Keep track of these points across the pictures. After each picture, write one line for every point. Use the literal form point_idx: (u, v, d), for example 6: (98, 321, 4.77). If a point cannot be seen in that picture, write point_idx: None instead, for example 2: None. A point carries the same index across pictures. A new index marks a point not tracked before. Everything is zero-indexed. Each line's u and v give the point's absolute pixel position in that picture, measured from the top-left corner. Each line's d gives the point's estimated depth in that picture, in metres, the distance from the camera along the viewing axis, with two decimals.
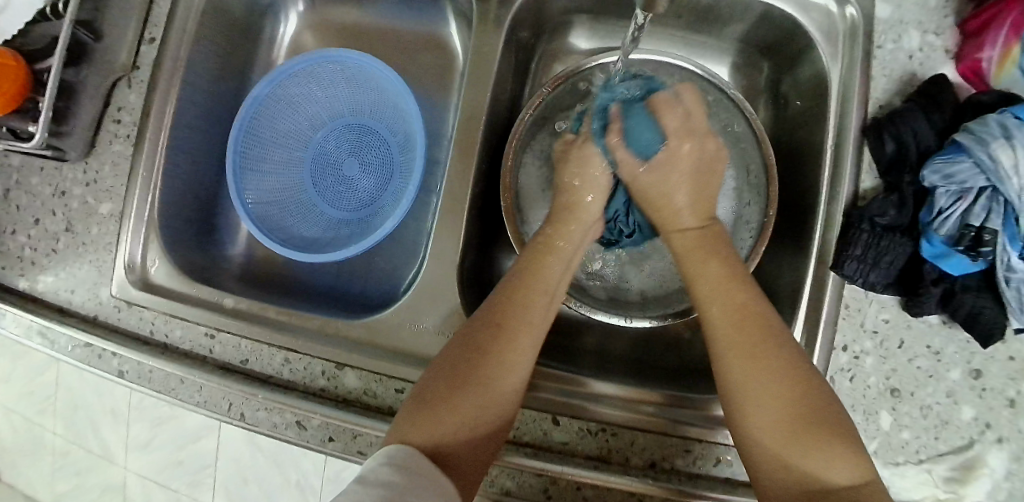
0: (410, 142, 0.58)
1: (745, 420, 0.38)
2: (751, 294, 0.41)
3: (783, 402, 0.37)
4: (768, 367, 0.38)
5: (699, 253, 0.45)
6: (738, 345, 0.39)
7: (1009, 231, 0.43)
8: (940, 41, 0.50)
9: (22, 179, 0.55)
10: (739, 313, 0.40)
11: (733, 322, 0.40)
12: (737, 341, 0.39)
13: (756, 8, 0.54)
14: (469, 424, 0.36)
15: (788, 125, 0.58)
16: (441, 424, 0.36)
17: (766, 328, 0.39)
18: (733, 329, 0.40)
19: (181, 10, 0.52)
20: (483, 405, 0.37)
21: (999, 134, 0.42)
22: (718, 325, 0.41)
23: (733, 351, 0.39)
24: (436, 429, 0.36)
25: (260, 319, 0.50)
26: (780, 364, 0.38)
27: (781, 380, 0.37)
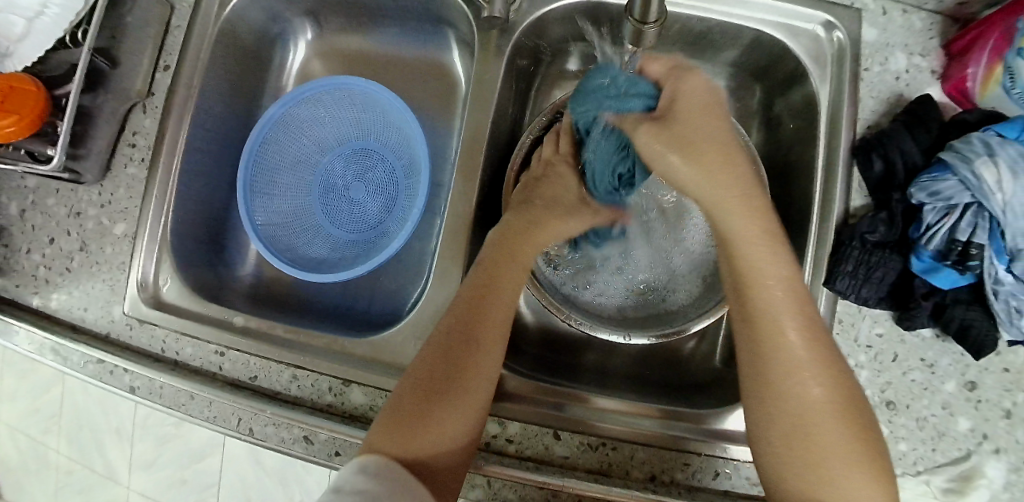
0: (414, 165, 0.60)
1: (802, 454, 0.34)
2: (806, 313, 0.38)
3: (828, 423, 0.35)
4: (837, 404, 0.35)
5: (760, 241, 0.39)
6: (808, 372, 0.36)
7: (995, 246, 0.44)
8: (926, 62, 0.52)
9: (38, 201, 0.57)
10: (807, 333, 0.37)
11: (785, 337, 0.37)
12: (809, 368, 0.36)
13: (747, 34, 0.56)
14: (448, 434, 0.38)
15: (782, 144, 0.60)
16: (423, 442, 0.37)
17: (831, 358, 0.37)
18: (804, 354, 0.36)
19: (195, 39, 0.55)
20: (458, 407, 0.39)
21: (983, 153, 0.44)
22: (786, 346, 0.37)
23: (811, 378, 0.36)
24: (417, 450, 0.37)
25: (269, 337, 0.51)
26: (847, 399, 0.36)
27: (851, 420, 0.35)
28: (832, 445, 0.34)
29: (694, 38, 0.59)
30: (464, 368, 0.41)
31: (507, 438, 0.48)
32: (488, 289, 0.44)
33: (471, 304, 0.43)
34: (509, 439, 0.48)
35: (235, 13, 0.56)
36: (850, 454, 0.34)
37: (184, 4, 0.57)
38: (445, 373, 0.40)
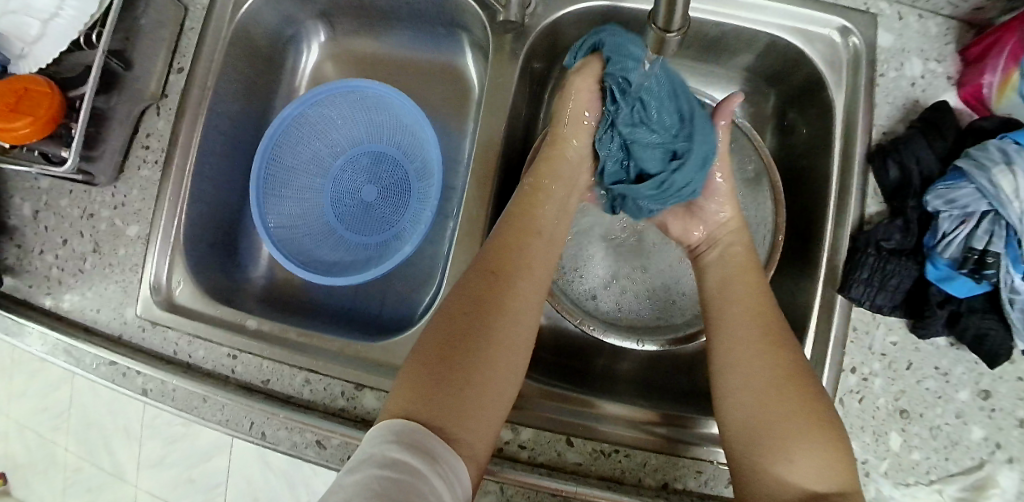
0: (427, 168, 0.60)
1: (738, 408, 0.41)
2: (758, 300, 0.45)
3: (801, 408, 0.39)
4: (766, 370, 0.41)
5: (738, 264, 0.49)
6: (742, 342, 0.43)
7: (1012, 254, 0.44)
8: (942, 68, 0.52)
9: (51, 202, 0.57)
10: (752, 314, 0.44)
11: (728, 314, 0.45)
12: (744, 340, 0.43)
13: (762, 39, 0.55)
14: (489, 399, 0.38)
15: (795, 149, 0.60)
16: (468, 408, 0.37)
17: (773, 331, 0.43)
18: (740, 329, 0.44)
19: (209, 42, 0.55)
20: (492, 369, 0.39)
21: (1000, 160, 0.43)
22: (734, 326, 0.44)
23: (750, 349, 0.42)
24: (462, 418, 0.37)
25: (283, 340, 0.51)
26: (783, 369, 0.41)
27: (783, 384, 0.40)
28: (759, 401, 0.40)
29: (707, 43, 0.59)
30: (493, 328, 0.41)
31: (520, 443, 0.48)
32: (509, 252, 0.45)
33: (494, 271, 0.44)
34: (522, 445, 0.48)
35: (249, 16, 0.56)
36: (783, 413, 0.39)
37: (197, 6, 0.57)
38: (472, 337, 0.40)
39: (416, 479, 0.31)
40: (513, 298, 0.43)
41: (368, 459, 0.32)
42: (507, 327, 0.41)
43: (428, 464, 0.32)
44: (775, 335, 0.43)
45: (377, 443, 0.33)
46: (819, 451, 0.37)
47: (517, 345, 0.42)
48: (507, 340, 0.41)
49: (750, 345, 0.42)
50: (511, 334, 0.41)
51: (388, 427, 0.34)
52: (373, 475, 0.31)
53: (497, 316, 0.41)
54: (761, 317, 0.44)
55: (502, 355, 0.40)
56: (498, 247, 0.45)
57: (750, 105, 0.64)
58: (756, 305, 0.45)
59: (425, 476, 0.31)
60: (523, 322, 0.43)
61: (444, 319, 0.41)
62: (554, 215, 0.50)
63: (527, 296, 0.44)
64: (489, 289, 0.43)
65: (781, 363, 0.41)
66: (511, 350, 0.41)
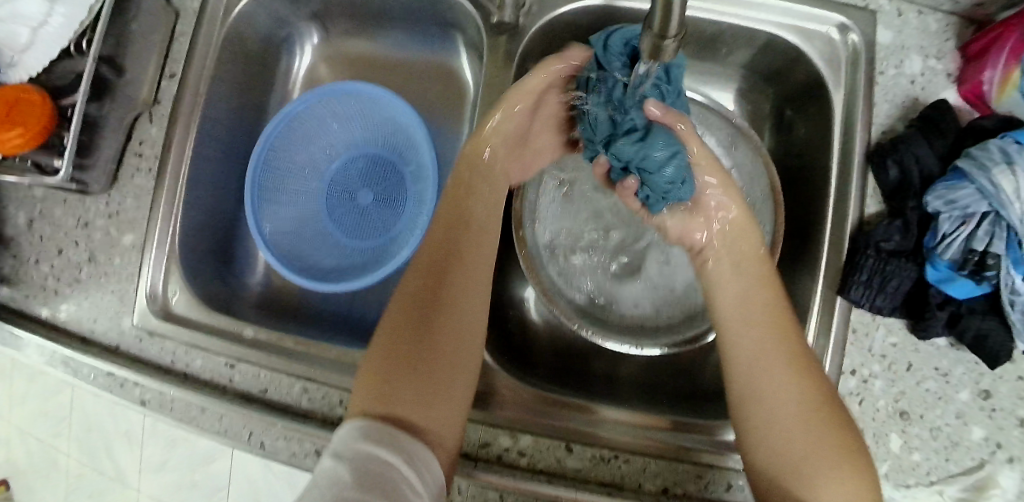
0: (422, 171, 0.59)
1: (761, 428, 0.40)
2: (776, 313, 0.44)
3: (826, 434, 0.38)
4: (789, 394, 0.40)
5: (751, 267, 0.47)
6: (761, 363, 0.42)
7: (1012, 256, 0.43)
8: (942, 65, 0.51)
9: (46, 211, 0.56)
10: (766, 331, 0.43)
11: (747, 329, 0.44)
12: (763, 360, 0.42)
13: (760, 37, 0.55)
14: (445, 384, 0.40)
15: (793, 147, 0.59)
16: (427, 400, 0.38)
17: (794, 350, 0.42)
18: (760, 349, 0.43)
19: (201, 46, 0.54)
20: (444, 352, 0.41)
21: (1000, 160, 0.43)
22: (748, 345, 0.44)
23: (774, 371, 0.41)
24: (422, 408, 0.38)
25: (280, 348, 0.51)
26: (807, 392, 0.40)
27: (808, 409, 0.39)
28: (783, 427, 0.40)
29: (703, 41, 0.58)
30: (437, 314, 0.42)
31: (519, 451, 0.48)
32: (458, 244, 0.46)
33: (434, 268, 0.45)
34: (521, 452, 0.48)
35: (242, 18, 0.56)
36: (810, 439, 0.38)
37: (188, 10, 0.56)
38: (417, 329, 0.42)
39: (389, 470, 0.31)
40: (457, 294, 0.44)
41: (341, 454, 0.32)
42: (454, 312, 0.43)
43: (398, 455, 0.33)
44: (802, 357, 0.42)
45: (345, 440, 0.34)
46: (844, 478, 0.37)
47: (466, 326, 0.43)
48: (454, 336, 0.42)
49: (776, 368, 0.42)
50: (458, 330, 0.43)
51: (353, 428, 0.35)
52: (343, 469, 0.31)
53: (442, 305, 0.43)
54: (788, 337, 0.43)
55: (452, 351, 0.41)
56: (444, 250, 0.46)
57: (748, 104, 0.63)
58: (771, 318, 0.44)
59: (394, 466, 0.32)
60: (471, 317, 0.44)
61: (391, 320, 0.42)
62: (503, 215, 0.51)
63: (471, 292, 0.45)
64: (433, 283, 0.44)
65: (811, 388, 0.40)
66: (460, 330, 0.43)
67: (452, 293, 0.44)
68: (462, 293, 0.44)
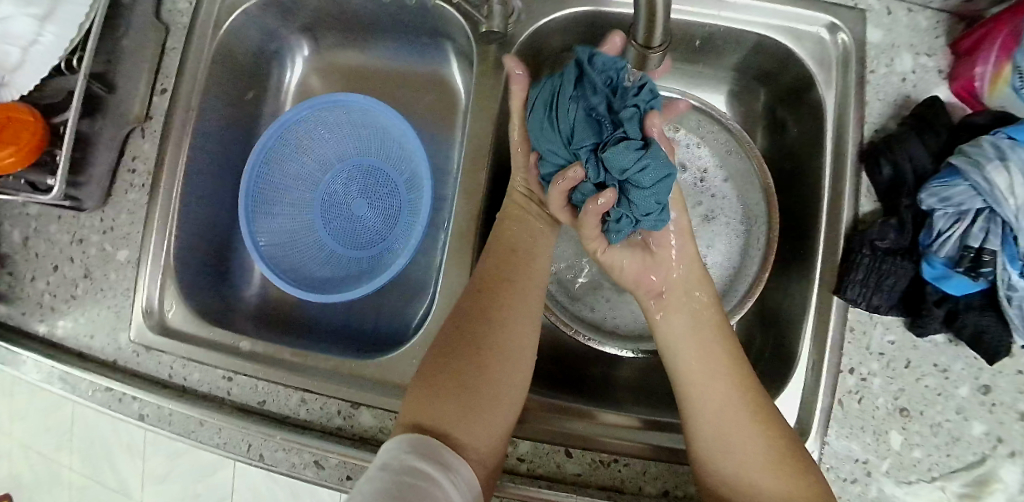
0: (416, 180, 0.59)
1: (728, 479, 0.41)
2: (726, 363, 0.45)
3: (791, 480, 0.40)
4: (752, 444, 0.41)
5: (700, 316, 0.47)
6: (721, 415, 0.42)
7: (1009, 252, 0.43)
8: (933, 62, 0.51)
9: (40, 228, 0.56)
10: (722, 382, 0.44)
11: (701, 383, 0.44)
12: (722, 412, 0.43)
13: (750, 39, 0.55)
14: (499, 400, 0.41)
15: (786, 147, 0.59)
16: (478, 414, 0.40)
17: (749, 400, 0.43)
18: (719, 401, 0.43)
19: (191, 62, 0.54)
20: (499, 369, 0.43)
21: (994, 157, 0.43)
22: (708, 397, 0.44)
23: (733, 423, 0.42)
24: (474, 422, 0.39)
25: (277, 360, 0.51)
26: (767, 441, 0.41)
27: (770, 458, 0.41)
28: (752, 477, 0.41)
29: (694, 44, 0.58)
30: (497, 332, 0.44)
31: (518, 457, 0.48)
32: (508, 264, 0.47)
33: (492, 285, 0.46)
34: (520, 458, 0.48)
35: (232, 33, 0.56)
36: (778, 486, 0.40)
37: (177, 25, 0.56)
38: (476, 344, 0.43)
39: (427, 483, 0.32)
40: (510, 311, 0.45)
41: (384, 466, 0.33)
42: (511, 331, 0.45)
43: (440, 470, 0.34)
44: (759, 407, 0.43)
45: (391, 453, 0.35)
46: None
47: (521, 346, 0.45)
48: (507, 348, 0.44)
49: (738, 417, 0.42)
50: (512, 348, 0.44)
51: (402, 439, 0.36)
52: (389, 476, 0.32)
53: (500, 323, 0.44)
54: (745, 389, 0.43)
55: (505, 370, 0.43)
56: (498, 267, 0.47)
57: (740, 104, 0.63)
58: (725, 368, 0.44)
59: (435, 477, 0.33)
60: (522, 337, 0.45)
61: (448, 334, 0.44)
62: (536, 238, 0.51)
63: (524, 305, 0.46)
64: (489, 301, 0.45)
65: (772, 441, 0.41)
66: (516, 349, 0.44)
67: (505, 310, 0.45)
68: (513, 312, 0.45)
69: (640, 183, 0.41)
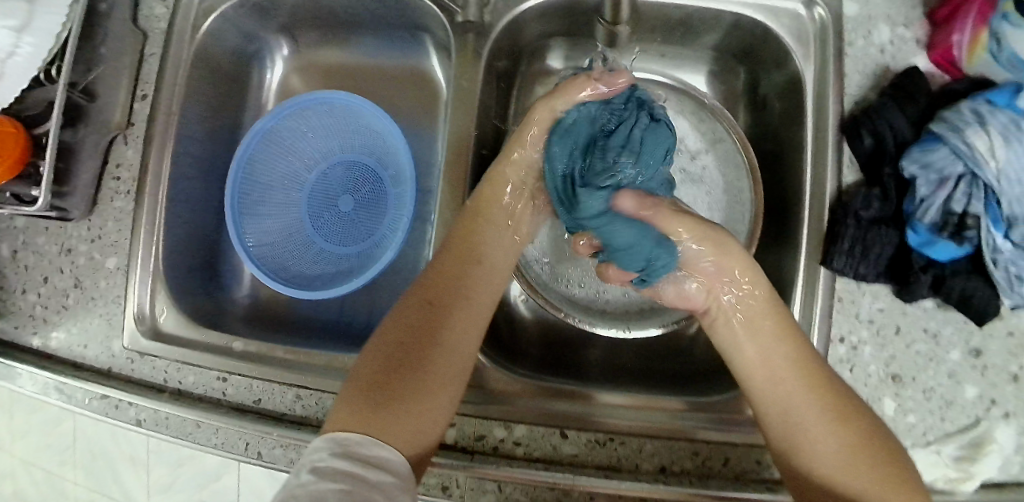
0: (401, 174, 0.59)
1: (820, 472, 0.40)
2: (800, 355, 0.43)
3: (881, 465, 0.38)
4: (837, 437, 0.40)
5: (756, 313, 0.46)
6: (798, 410, 0.42)
7: (991, 215, 0.43)
8: (910, 33, 0.51)
9: (28, 241, 0.56)
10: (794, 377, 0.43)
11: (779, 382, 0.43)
12: (799, 407, 0.41)
13: (726, 17, 0.55)
14: (428, 399, 0.40)
15: (768, 123, 0.59)
16: (401, 412, 0.38)
17: (826, 391, 0.42)
18: (791, 397, 0.42)
19: (170, 66, 0.54)
20: (434, 368, 0.41)
21: (973, 122, 0.43)
22: (778, 394, 0.43)
23: (813, 417, 0.41)
24: (395, 419, 0.38)
25: (270, 359, 0.51)
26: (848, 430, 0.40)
27: (858, 447, 0.39)
28: (843, 467, 0.39)
29: (673, 25, 0.58)
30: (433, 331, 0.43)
31: (515, 441, 0.49)
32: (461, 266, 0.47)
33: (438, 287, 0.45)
34: (517, 442, 0.49)
35: (210, 36, 0.56)
36: (867, 473, 0.38)
37: (155, 30, 0.56)
38: (411, 345, 0.42)
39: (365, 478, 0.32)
40: (450, 312, 0.44)
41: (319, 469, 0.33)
42: (451, 331, 0.43)
43: (377, 466, 0.34)
44: (837, 396, 0.41)
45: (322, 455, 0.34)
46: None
47: (461, 348, 0.43)
48: (447, 350, 0.43)
49: (806, 415, 0.41)
50: (449, 348, 0.42)
51: (332, 442, 0.35)
52: (324, 485, 0.31)
53: (439, 322, 0.43)
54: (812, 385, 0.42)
55: (439, 369, 0.41)
56: (444, 270, 0.47)
57: (721, 83, 0.63)
58: (797, 364, 0.43)
59: (373, 470, 0.34)
60: (463, 337, 0.44)
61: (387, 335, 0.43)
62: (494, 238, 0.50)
63: (470, 308, 0.45)
64: (432, 303, 0.44)
65: (854, 430, 0.40)
66: (454, 350, 0.43)
67: (445, 311, 0.44)
68: (455, 313, 0.44)
69: (614, 239, 0.46)
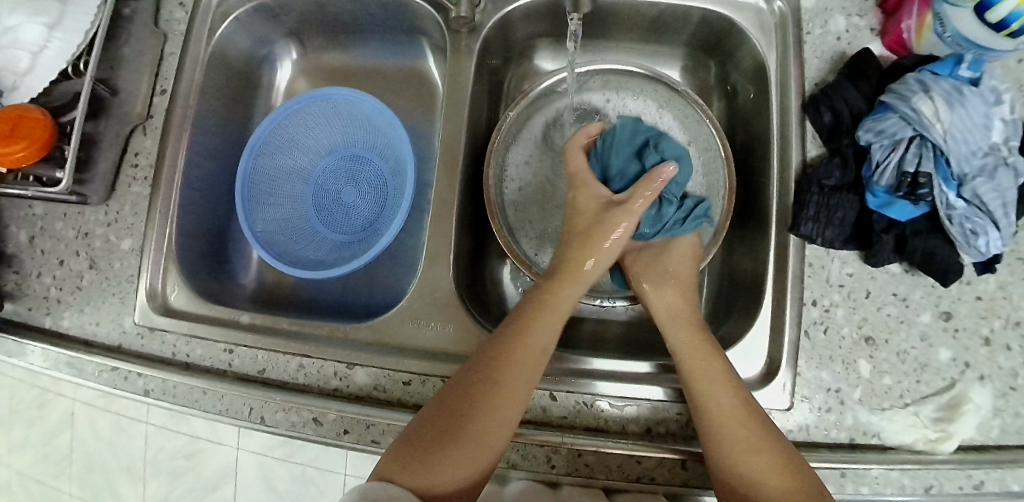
0: (401, 165, 0.64)
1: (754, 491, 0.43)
2: (733, 393, 0.46)
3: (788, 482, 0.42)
4: (761, 461, 0.43)
5: (698, 354, 0.49)
6: (737, 439, 0.45)
7: (942, 173, 0.47)
8: (865, 21, 0.55)
9: (46, 227, 0.59)
10: (732, 411, 0.46)
11: (726, 416, 0.45)
12: (736, 436, 0.45)
13: (695, 13, 0.60)
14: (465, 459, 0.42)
15: (740, 111, 0.64)
16: (435, 465, 0.42)
17: (751, 422, 0.45)
18: (728, 426, 0.45)
19: (188, 64, 0.59)
20: (479, 429, 0.43)
21: (918, 90, 0.47)
22: (723, 425, 0.45)
23: (738, 447, 0.44)
24: (428, 470, 0.42)
25: (277, 331, 0.54)
26: (769, 457, 0.43)
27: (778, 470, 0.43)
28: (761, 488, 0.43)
29: (649, 22, 0.63)
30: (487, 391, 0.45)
31: None
32: (526, 328, 0.49)
33: (504, 347, 0.47)
34: None
35: (225, 37, 0.61)
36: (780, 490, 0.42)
37: (175, 32, 0.61)
38: (465, 402, 0.45)
39: None
40: (517, 365, 0.46)
41: None
42: (502, 394, 0.45)
43: None
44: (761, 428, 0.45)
45: None
46: None
47: (510, 412, 0.44)
48: (496, 411, 0.44)
49: (735, 451, 0.44)
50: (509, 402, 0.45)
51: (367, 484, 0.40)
52: None
53: (494, 383, 0.45)
54: (745, 419, 0.45)
55: (496, 422, 0.44)
56: (510, 333, 0.48)
57: (695, 79, 0.68)
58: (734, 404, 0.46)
59: None
60: (504, 407, 0.44)
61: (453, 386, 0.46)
62: (561, 307, 0.51)
63: (525, 374, 0.46)
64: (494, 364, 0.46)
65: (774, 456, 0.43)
66: (501, 413, 0.44)
67: (512, 364, 0.46)
68: (505, 381, 0.45)
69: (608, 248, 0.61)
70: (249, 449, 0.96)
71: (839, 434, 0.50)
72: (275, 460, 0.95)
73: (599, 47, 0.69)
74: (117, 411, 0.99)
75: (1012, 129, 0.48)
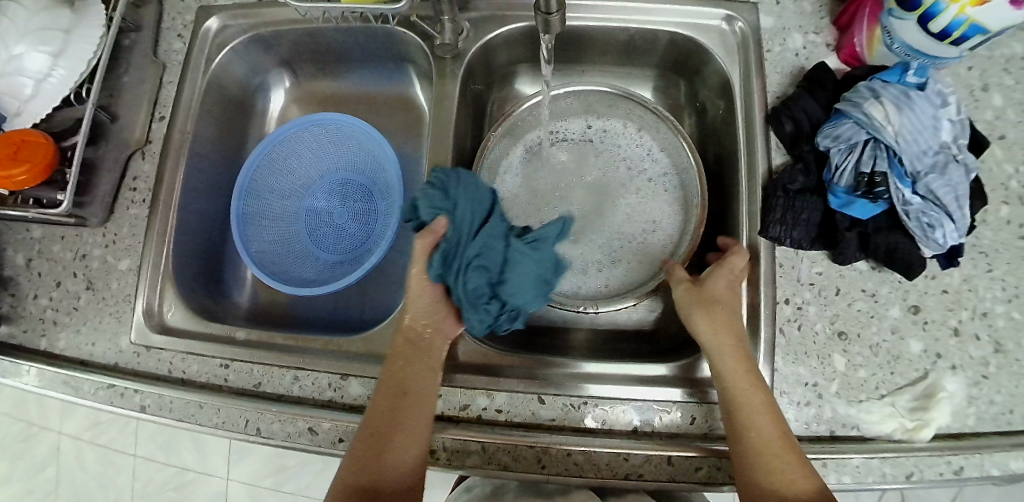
0: (389, 186, 0.66)
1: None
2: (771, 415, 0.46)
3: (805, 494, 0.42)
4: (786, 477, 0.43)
5: (745, 379, 0.47)
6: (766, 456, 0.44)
7: (896, 172, 0.51)
8: (821, 38, 0.60)
9: (43, 249, 0.61)
10: (769, 433, 0.45)
11: (763, 439, 0.44)
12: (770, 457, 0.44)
13: (664, 36, 0.65)
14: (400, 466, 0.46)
15: (710, 126, 0.67)
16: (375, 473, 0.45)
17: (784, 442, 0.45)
18: (763, 447, 0.44)
19: (187, 93, 0.63)
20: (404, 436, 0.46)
21: (869, 97, 0.51)
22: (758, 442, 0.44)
23: (770, 466, 0.43)
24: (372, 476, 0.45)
25: (271, 345, 0.56)
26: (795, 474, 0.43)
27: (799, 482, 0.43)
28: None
29: (621, 46, 0.68)
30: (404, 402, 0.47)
31: (497, 408, 0.52)
32: (413, 344, 0.51)
33: (401, 363, 0.49)
34: (499, 410, 0.52)
35: (221, 67, 0.65)
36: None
37: (173, 62, 0.64)
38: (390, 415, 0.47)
39: None
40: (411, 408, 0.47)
41: None
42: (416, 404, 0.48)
43: None
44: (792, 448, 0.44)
45: None
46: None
47: (424, 415, 0.48)
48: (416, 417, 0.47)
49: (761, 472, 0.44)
50: (405, 452, 0.46)
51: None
52: None
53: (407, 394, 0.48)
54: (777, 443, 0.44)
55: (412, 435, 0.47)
56: (405, 348, 0.51)
57: (667, 98, 0.72)
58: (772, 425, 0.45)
59: None
60: (420, 413, 0.48)
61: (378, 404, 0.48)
62: (439, 327, 0.52)
63: (428, 381, 0.49)
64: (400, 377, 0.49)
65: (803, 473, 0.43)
66: (419, 420, 0.47)
67: (407, 408, 0.47)
68: (414, 389, 0.48)
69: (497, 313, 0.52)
70: (239, 479, 0.95)
71: (819, 427, 0.52)
72: (266, 489, 0.94)
73: (576, 72, 0.73)
74: (105, 443, 0.98)
75: (960, 129, 0.52)
